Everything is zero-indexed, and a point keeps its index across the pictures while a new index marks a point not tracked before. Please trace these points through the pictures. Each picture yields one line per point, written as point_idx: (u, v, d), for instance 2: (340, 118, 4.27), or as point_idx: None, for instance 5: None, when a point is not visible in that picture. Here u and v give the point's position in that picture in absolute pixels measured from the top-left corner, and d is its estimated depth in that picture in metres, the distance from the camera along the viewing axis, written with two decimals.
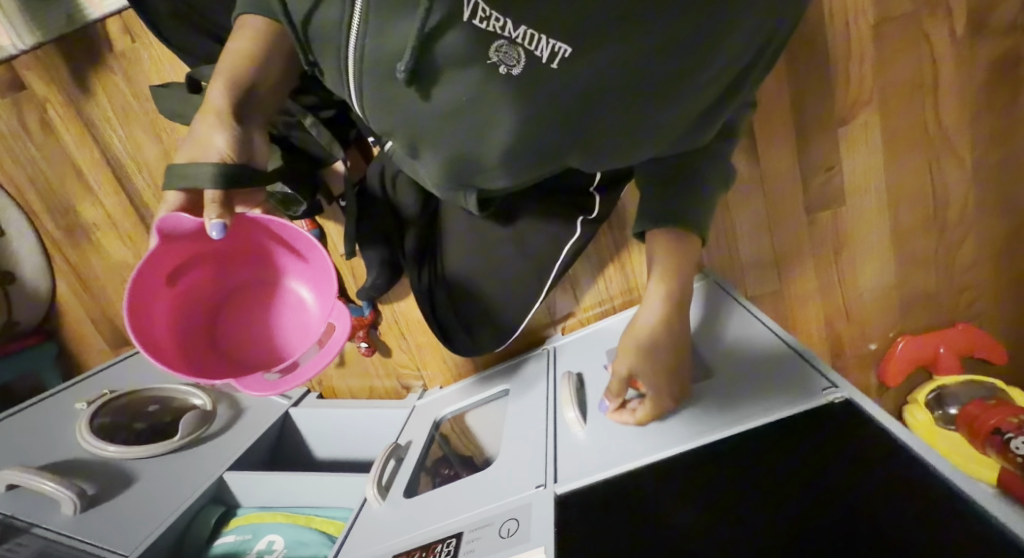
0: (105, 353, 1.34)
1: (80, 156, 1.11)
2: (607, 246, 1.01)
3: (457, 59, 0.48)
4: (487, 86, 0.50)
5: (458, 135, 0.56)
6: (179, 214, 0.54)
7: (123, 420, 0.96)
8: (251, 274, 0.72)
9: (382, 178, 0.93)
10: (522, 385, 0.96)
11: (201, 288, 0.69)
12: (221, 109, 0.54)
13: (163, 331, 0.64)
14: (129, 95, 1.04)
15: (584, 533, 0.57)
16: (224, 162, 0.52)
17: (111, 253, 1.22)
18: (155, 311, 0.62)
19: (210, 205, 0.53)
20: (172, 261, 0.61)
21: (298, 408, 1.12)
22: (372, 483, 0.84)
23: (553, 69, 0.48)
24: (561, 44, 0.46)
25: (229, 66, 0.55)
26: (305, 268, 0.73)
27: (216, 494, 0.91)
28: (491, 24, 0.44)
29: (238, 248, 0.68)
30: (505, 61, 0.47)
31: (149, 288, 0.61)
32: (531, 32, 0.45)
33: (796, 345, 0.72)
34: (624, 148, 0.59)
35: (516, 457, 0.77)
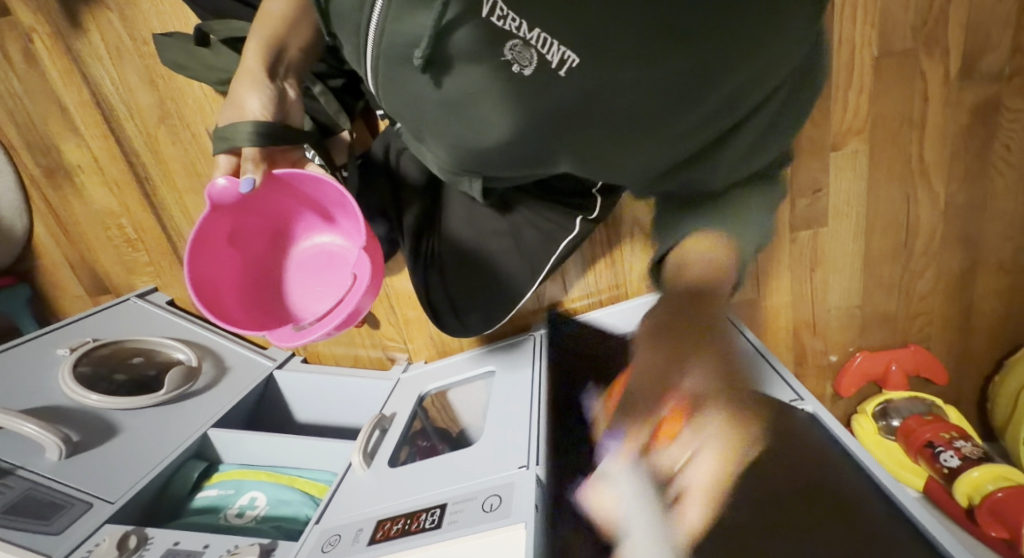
0: (80, 299, 1.32)
1: (65, 93, 1.07)
2: (599, 244, 1.07)
3: (472, 52, 0.49)
4: (496, 80, 0.50)
5: (465, 125, 0.56)
6: (216, 181, 0.60)
7: (104, 371, 0.97)
8: (306, 237, 0.74)
9: (387, 149, 0.97)
10: (509, 366, 1.00)
11: (263, 253, 0.71)
12: (257, 71, 0.60)
13: (230, 293, 0.67)
14: (126, 38, 1.00)
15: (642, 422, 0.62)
16: (258, 123, 0.59)
17: (94, 199, 1.18)
18: (221, 276, 0.66)
19: (247, 162, 0.60)
20: (229, 220, 0.65)
21: (282, 370, 1.14)
22: (358, 450, 0.88)
23: (560, 76, 0.48)
24: (569, 52, 0.45)
25: (266, 30, 0.61)
26: (347, 220, 0.72)
27: (199, 449, 0.93)
28: (508, 23, 0.45)
29: (285, 210, 0.70)
30: (518, 60, 0.48)
31: (211, 246, 0.65)
32: (544, 36, 0.45)
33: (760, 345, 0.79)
34: (613, 153, 0.55)
35: (499, 437, 0.82)
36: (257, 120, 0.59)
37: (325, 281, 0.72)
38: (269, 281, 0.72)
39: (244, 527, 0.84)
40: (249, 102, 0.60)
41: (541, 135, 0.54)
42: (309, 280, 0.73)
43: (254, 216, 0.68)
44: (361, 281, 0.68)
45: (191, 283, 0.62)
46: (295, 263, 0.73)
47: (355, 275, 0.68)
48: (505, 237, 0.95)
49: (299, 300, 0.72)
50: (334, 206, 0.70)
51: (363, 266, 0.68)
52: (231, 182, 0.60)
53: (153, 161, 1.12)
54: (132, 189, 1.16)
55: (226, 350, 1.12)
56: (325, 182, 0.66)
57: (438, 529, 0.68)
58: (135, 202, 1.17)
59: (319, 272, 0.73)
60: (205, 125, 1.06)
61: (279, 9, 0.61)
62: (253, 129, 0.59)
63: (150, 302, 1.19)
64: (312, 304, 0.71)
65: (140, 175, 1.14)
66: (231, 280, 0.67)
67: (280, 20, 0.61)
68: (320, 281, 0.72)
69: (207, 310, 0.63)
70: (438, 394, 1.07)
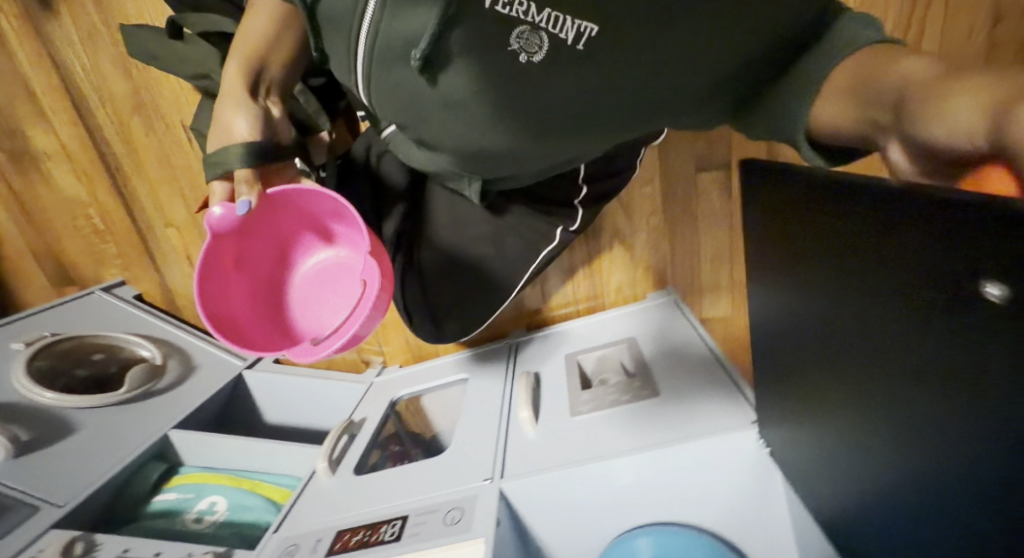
0: (44, 289, 1.29)
1: (35, 78, 1.04)
2: (579, 255, 1.07)
3: (474, 46, 0.48)
4: (505, 72, 0.49)
5: (468, 125, 0.55)
6: (212, 210, 0.59)
7: (63, 367, 0.96)
8: (310, 253, 0.73)
9: (369, 148, 0.93)
10: (483, 374, 1.00)
11: (272, 274, 0.71)
12: (240, 89, 0.58)
13: (246, 319, 0.67)
14: (100, 24, 0.98)
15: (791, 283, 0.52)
16: (248, 141, 0.56)
17: (61, 188, 1.15)
18: (232, 298, 0.66)
19: (241, 184, 0.58)
20: (234, 244, 0.64)
21: (253, 370, 1.11)
22: (323, 457, 0.87)
23: (579, 52, 0.47)
24: (586, 23, 0.45)
25: (245, 48, 0.60)
26: (348, 231, 0.70)
27: (159, 450, 0.91)
28: (515, 8, 0.45)
29: (286, 230, 0.69)
30: (526, 48, 0.47)
31: (218, 270, 0.64)
32: (555, 15, 0.45)
33: (721, 359, 0.80)
34: (635, 121, 0.55)
35: (467, 447, 0.81)
36: (246, 140, 0.57)
37: (337, 294, 0.71)
38: (282, 301, 0.71)
39: (201, 535, 0.81)
40: (235, 123, 0.58)
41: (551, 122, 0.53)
42: (323, 295, 0.72)
43: (257, 240, 0.67)
44: (373, 291, 0.66)
45: (206, 317, 0.62)
46: (304, 280, 0.72)
47: (366, 284, 0.66)
48: (484, 245, 0.94)
49: (315, 315, 0.71)
50: (332, 219, 0.69)
51: (372, 273, 0.66)
52: (228, 209, 0.59)
53: (125, 151, 1.09)
54: (102, 178, 1.13)
55: (195, 346, 1.10)
56: (324, 196, 0.65)
57: (398, 542, 0.67)
58: (105, 192, 1.14)
59: (329, 285, 0.72)
60: (180, 117, 1.04)
61: (260, 24, 0.61)
62: (246, 149, 0.56)
63: (116, 295, 1.16)
64: (327, 317, 0.70)
65: (111, 164, 1.11)
66: (244, 306, 0.67)
67: (262, 34, 0.61)
68: (332, 295, 0.71)
69: (220, 335, 0.63)
70: (411, 400, 1.05)
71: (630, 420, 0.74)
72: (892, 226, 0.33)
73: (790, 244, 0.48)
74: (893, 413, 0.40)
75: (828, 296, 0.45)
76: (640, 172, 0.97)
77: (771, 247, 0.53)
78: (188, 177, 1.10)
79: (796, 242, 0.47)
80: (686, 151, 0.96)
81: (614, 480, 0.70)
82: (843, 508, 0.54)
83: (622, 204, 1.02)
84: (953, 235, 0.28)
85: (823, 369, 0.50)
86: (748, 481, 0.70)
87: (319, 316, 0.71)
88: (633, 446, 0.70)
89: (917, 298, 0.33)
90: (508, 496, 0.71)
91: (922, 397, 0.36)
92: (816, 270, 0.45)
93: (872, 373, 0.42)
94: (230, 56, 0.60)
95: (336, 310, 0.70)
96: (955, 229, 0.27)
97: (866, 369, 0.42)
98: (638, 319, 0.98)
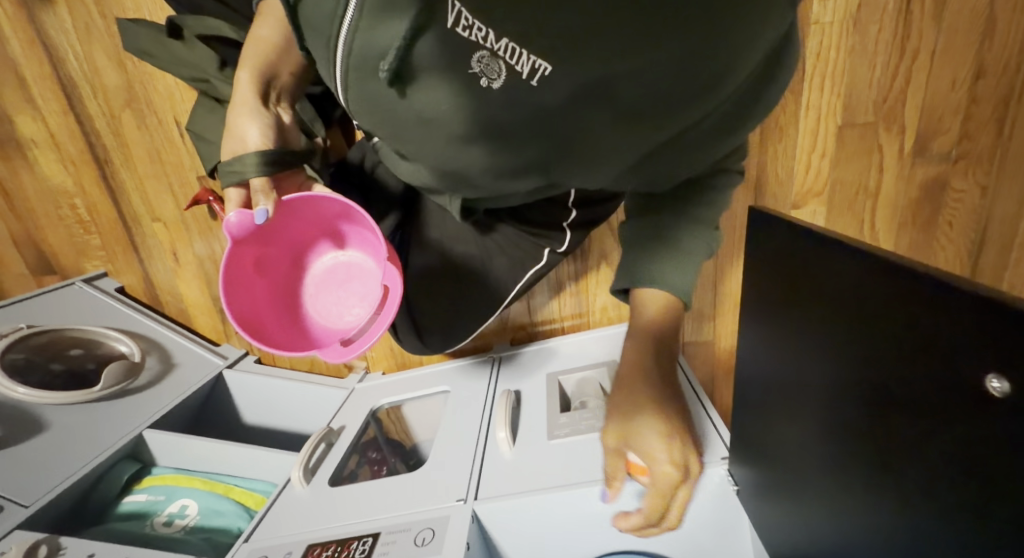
0: (22, 277, 1.27)
1: (25, 64, 1.02)
2: (568, 272, 1.08)
3: (439, 63, 0.48)
4: (469, 94, 0.49)
5: (443, 142, 0.56)
6: (229, 216, 0.59)
7: (39, 360, 0.94)
8: (321, 254, 0.73)
9: (362, 158, 0.94)
10: (467, 387, 1.00)
11: (289, 279, 0.71)
12: (252, 99, 0.61)
13: (269, 321, 0.67)
14: (94, 14, 0.96)
15: (790, 330, 0.54)
16: (261, 147, 0.59)
17: (47, 178, 1.13)
18: (254, 301, 0.66)
19: (256, 193, 0.59)
20: (252, 249, 0.65)
21: (232, 370, 1.10)
22: (298, 466, 0.87)
23: (533, 86, 0.47)
24: (541, 62, 0.45)
25: (254, 59, 0.62)
26: (359, 232, 0.71)
27: (132, 451, 0.90)
28: (474, 33, 0.44)
29: (300, 233, 0.70)
30: (486, 73, 0.47)
31: (240, 275, 0.64)
32: (512, 46, 0.44)
33: (698, 389, 0.82)
34: (619, 151, 0.55)
35: (443, 463, 0.82)
36: (260, 148, 0.59)
37: (353, 296, 0.71)
38: (298, 302, 0.71)
39: (170, 539, 0.81)
40: (248, 132, 0.60)
41: (529, 139, 0.54)
42: (337, 297, 0.72)
43: (274, 243, 0.68)
44: (392, 292, 0.67)
45: (235, 321, 0.62)
46: (317, 282, 0.72)
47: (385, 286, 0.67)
48: (471, 263, 0.95)
49: (330, 316, 0.71)
50: (342, 220, 0.69)
51: (390, 275, 0.67)
52: (245, 215, 0.59)
53: (114, 143, 1.08)
54: (89, 168, 1.11)
55: (176, 344, 1.10)
56: (334, 201, 0.66)
57: None
58: (92, 184, 1.13)
59: (342, 286, 0.72)
60: (174, 114, 1.03)
61: (269, 36, 0.62)
62: (260, 158, 0.58)
63: (98, 288, 1.15)
64: (342, 317, 0.71)
65: (99, 155, 1.09)
66: (265, 308, 0.67)
67: (273, 48, 0.63)
68: (346, 295, 0.71)
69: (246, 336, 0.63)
70: (392, 408, 1.05)
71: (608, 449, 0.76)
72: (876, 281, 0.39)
73: (793, 288, 0.51)
74: (865, 440, 0.44)
75: (815, 347, 0.49)
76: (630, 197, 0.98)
77: (775, 289, 0.55)
78: (178, 173, 1.09)
79: (799, 288, 0.50)
80: None
81: (586, 508, 0.72)
82: (809, 543, 0.56)
83: (611, 225, 1.03)
84: (949, 304, 0.33)
85: (805, 408, 0.53)
86: (712, 515, 0.72)
87: (335, 317, 0.71)
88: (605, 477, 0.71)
89: (901, 346, 0.38)
90: (480, 518, 0.72)
91: (902, 426, 0.39)
92: (815, 314, 0.48)
93: (850, 407, 0.46)
94: (240, 66, 0.61)
95: (351, 310, 0.70)
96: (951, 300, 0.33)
97: (843, 403, 0.46)
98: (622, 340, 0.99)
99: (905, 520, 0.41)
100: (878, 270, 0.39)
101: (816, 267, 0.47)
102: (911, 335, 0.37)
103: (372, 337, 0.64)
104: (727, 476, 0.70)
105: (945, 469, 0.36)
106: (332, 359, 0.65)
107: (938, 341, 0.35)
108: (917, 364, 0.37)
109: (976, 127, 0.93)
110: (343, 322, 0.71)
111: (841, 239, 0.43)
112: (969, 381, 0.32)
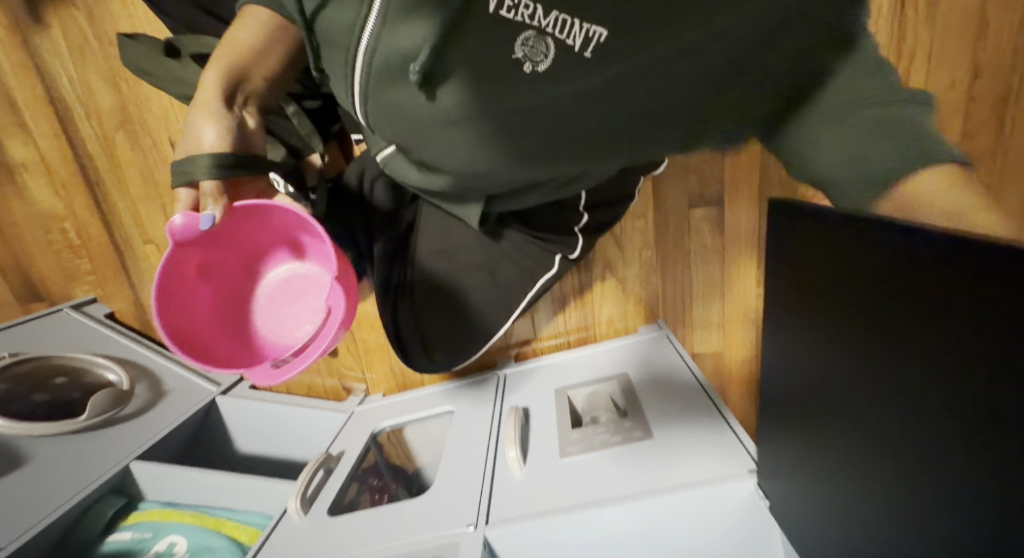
0: (9, 307, 1.22)
1: (18, 89, 1.01)
2: (572, 285, 1.05)
3: (476, 56, 0.45)
4: (506, 87, 0.46)
5: (472, 145, 0.51)
6: (173, 219, 0.54)
7: (22, 389, 0.89)
8: (280, 264, 0.68)
9: (362, 176, 0.90)
10: (470, 407, 0.95)
11: (240, 288, 0.67)
12: (214, 98, 0.52)
13: (210, 331, 0.64)
14: (90, 36, 0.95)
15: (811, 309, 0.50)
16: (217, 152, 0.51)
17: (38, 203, 1.11)
18: (194, 309, 0.62)
19: (206, 197, 0.54)
20: (196, 255, 0.60)
21: (226, 397, 1.04)
22: (295, 495, 0.81)
23: (586, 59, 0.44)
24: (595, 27, 0.42)
25: (227, 54, 0.54)
26: (318, 245, 0.65)
27: (119, 484, 0.85)
28: (521, 12, 0.43)
29: (256, 242, 0.65)
30: (530, 56, 0.45)
31: (179, 282, 0.60)
32: (562, 18, 0.43)
33: (714, 396, 0.79)
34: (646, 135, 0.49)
35: (451, 488, 0.77)
36: (214, 151, 0.52)
37: (304, 311, 0.66)
38: (247, 313, 0.67)
39: None
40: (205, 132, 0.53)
41: (550, 143, 0.50)
42: (288, 311, 0.67)
43: (226, 250, 0.63)
44: (335, 314, 0.61)
45: (165, 331, 0.58)
46: (271, 294, 0.68)
47: (331, 305, 0.61)
48: (477, 275, 0.92)
49: (278, 330, 0.66)
50: (301, 231, 0.64)
51: (336, 293, 0.61)
52: (190, 218, 0.54)
53: (108, 166, 1.05)
54: (81, 193, 1.08)
55: (167, 371, 1.05)
56: (290, 213, 0.61)
57: None
58: (83, 207, 1.10)
59: (294, 300, 0.67)
60: (168, 134, 1.01)
61: (248, 40, 0.54)
62: (213, 162, 0.51)
63: (86, 314, 1.11)
64: (291, 333, 0.66)
65: (92, 179, 1.07)
66: (208, 319, 0.64)
67: (249, 51, 0.55)
68: (296, 310, 0.66)
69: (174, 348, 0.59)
70: (393, 431, 1.01)
71: (623, 464, 0.72)
72: (895, 257, 0.37)
73: (798, 293, 0.52)
74: (895, 445, 0.42)
75: (835, 347, 0.47)
76: (634, 205, 0.96)
77: (788, 286, 0.53)
78: (172, 195, 1.06)
79: (810, 295, 0.50)
80: (678, 187, 0.96)
81: (604, 530, 0.67)
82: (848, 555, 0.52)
83: (614, 236, 1.01)
84: (958, 283, 0.32)
85: (832, 413, 0.50)
86: (739, 533, 0.67)
87: (282, 332, 0.66)
88: (625, 496, 0.67)
89: (903, 344, 0.39)
90: (492, 544, 0.67)
91: (956, 441, 0.35)
92: (829, 306, 0.47)
93: (873, 402, 0.43)
94: (208, 64, 0.54)
95: (298, 327, 0.65)
96: (958, 276, 0.32)
97: (874, 402, 0.43)
98: (630, 352, 0.95)
99: (945, 531, 0.38)
100: (870, 267, 0.40)
101: (823, 252, 0.45)
102: (910, 335, 0.38)
103: (301, 363, 0.58)
104: (755, 490, 0.65)
105: (990, 468, 0.33)
106: (260, 381, 0.59)
107: (936, 337, 0.35)
108: (937, 337, 0.35)
109: (976, 127, 0.93)
110: (288, 338, 0.65)
111: (833, 206, 0.41)
112: (998, 356, 0.30)
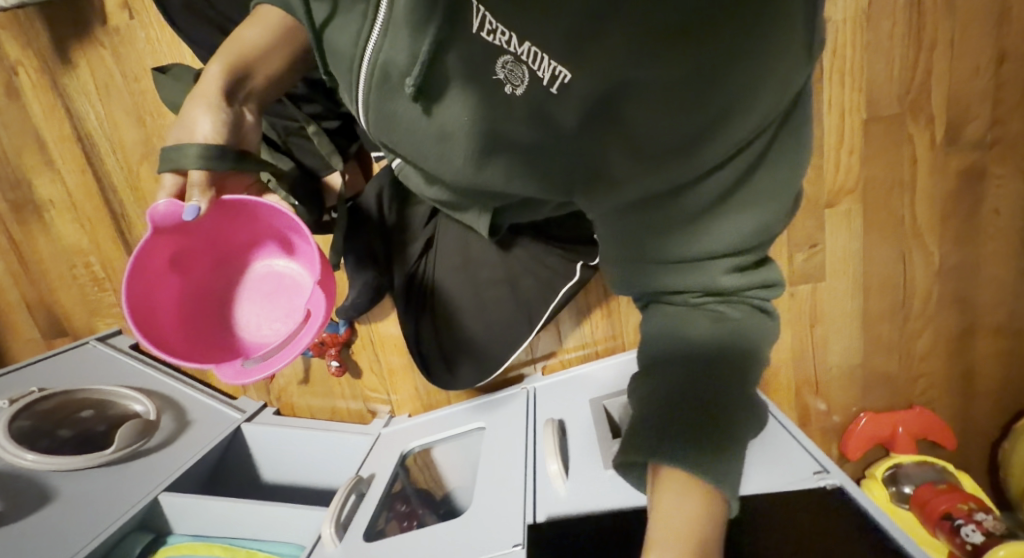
0: (36, 344, 1.23)
1: (45, 126, 1.02)
2: (597, 291, 1.02)
3: (464, 75, 0.43)
4: (493, 109, 0.44)
5: (461, 161, 0.49)
6: (156, 204, 0.50)
7: (46, 426, 0.89)
8: (263, 259, 0.63)
9: (379, 198, 0.88)
10: (498, 421, 0.93)
11: (217, 280, 0.62)
12: (213, 93, 0.51)
13: (174, 318, 0.58)
14: (114, 72, 0.96)
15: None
16: (208, 142, 0.48)
17: (64, 238, 1.11)
18: (163, 295, 0.58)
19: (193, 188, 0.49)
20: (174, 243, 0.56)
21: (252, 424, 1.03)
22: (330, 521, 0.79)
23: (553, 94, 0.40)
24: (562, 68, 0.38)
25: (233, 52, 0.54)
26: (307, 247, 0.60)
27: (146, 518, 0.83)
28: (498, 38, 0.39)
29: (240, 234, 0.60)
30: (510, 80, 0.41)
31: (152, 268, 0.55)
32: (534, 50, 0.38)
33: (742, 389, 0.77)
34: (597, 175, 0.45)
35: (489, 507, 0.75)
36: (208, 142, 0.49)
37: (280, 310, 0.62)
38: (220, 305, 0.62)
39: None
40: (199, 121, 0.50)
41: (542, 162, 0.47)
42: (265, 309, 0.62)
43: (205, 239, 0.58)
44: (315, 317, 0.56)
45: (131, 316, 0.53)
46: (247, 288, 0.63)
47: (311, 310, 0.57)
48: (500, 288, 0.90)
49: (250, 326, 0.62)
50: (291, 231, 0.59)
51: (316, 300, 0.57)
52: (173, 205, 0.50)
53: (133, 201, 1.06)
54: (106, 227, 1.09)
55: (191, 401, 1.02)
56: (285, 213, 0.57)
57: None
58: (108, 241, 1.10)
59: (272, 298, 0.63)
60: None
61: (256, 39, 0.55)
62: (203, 151, 0.47)
63: (112, 344, 1.09)
64: (261, 330, 0.61)
65: (117, 211, 1.08)
66: (175, 305, 0.58)
67: (256, 49, 0.55)
68: (272, 307, 0.62)
69: (140, 332, 0.54)
70: (421, 453, 0.99)
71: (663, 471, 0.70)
72: None
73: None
74: None
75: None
76: None
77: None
78: None
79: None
80: None
81: None
82: None
83: None
84: None
85: None
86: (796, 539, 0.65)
87: (254, 328, 0.62)
88: None
89: None
90: None
91: None
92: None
93: None
94: (212, 61, 0.53)
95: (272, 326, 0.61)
96: None
97: None
98: None
99: None
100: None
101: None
102: None
103: (276, 363, 0.54)
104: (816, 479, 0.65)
105: None
106: (231, 377, 0.55)
107: None
108: None
109: (1008, 111, 0.90)
110: (259, 336, 0.61)
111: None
112: None
